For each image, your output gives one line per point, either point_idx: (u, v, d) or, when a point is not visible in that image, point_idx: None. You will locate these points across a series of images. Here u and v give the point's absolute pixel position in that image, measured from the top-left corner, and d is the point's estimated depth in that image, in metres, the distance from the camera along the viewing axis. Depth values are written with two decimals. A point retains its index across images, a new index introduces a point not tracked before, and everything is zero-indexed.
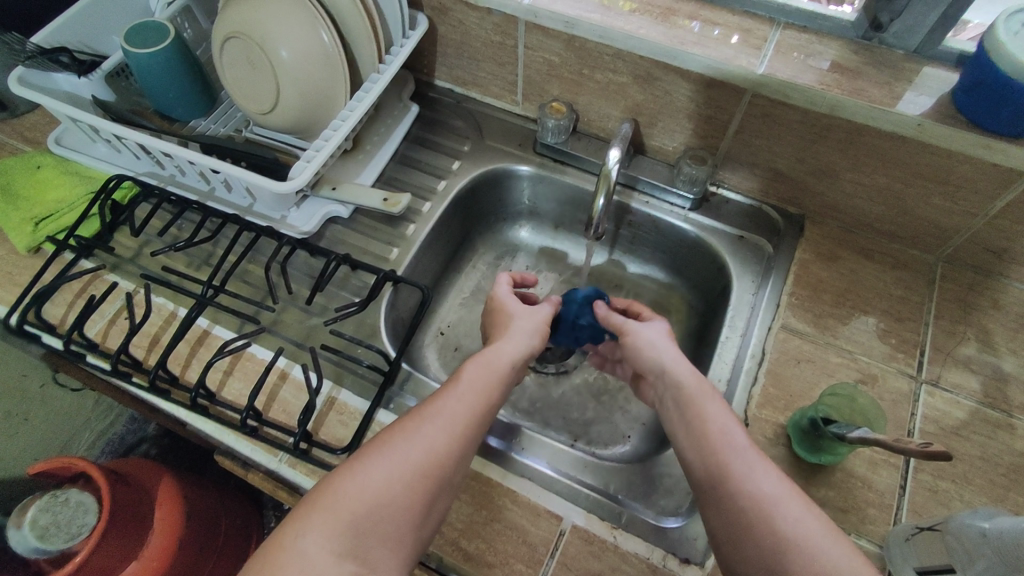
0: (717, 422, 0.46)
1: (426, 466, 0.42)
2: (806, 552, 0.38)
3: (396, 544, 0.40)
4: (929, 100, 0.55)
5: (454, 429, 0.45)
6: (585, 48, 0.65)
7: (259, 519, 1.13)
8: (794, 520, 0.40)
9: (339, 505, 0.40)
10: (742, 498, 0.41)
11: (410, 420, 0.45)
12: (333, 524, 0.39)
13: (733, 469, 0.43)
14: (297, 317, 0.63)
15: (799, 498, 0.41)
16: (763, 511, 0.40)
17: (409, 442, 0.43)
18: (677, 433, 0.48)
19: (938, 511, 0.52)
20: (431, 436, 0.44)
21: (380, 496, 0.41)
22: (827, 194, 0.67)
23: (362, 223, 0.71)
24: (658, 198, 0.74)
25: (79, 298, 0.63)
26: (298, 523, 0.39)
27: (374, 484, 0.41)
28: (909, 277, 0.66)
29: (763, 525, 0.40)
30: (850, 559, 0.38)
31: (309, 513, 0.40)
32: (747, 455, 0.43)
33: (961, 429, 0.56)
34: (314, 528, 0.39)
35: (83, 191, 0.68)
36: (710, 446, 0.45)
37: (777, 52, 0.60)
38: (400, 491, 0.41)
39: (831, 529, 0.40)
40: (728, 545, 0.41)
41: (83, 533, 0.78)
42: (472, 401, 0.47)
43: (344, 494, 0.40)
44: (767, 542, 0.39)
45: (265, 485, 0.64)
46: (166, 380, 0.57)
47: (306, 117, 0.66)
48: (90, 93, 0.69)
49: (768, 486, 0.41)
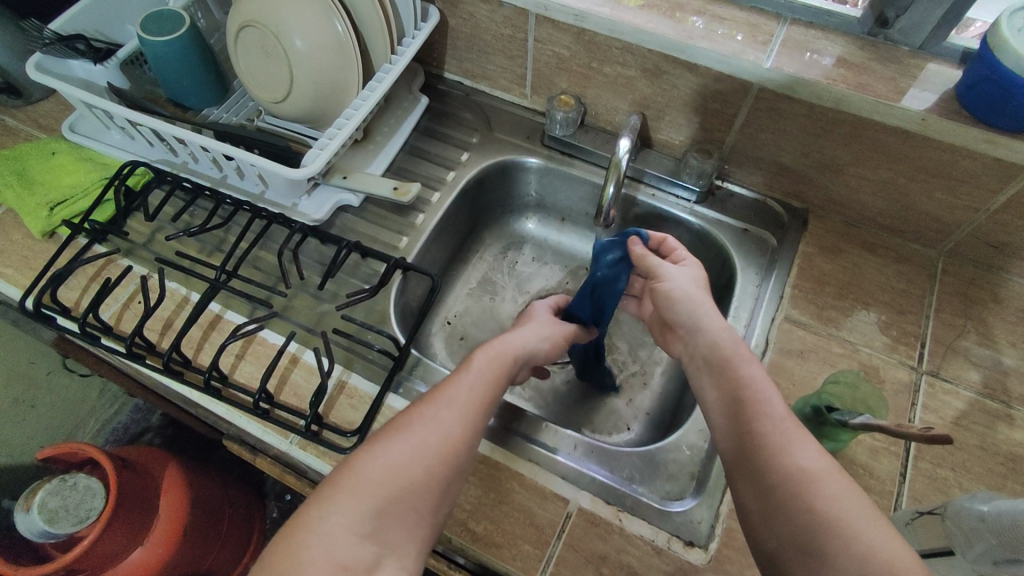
0: (755, 392, 0.45)
1: (442, 450, 0.43)
2: (838, 528, 0.37)
3: (416, 525, 0.41)
4: (933, 96, 0.56)
5: (471, 413, 0.46)
6: (595, 41, 0.66)
7: (261, 508, 1.14)
8: (831, 498, 0.38)
9: (358, 488, 0.40)
10: (776, 472, 0.40)
11: (426, 404, 0.46)
12: (354, 508, 0.39)
13: (772, 441, 0.42)
14: (308, 302, 0.64)
15: (838, 476, 0.40)
16: (797, 485, 0.39)
17: (427, 427, 0.44)
18: (711, 401, 0.48)
19: (938, 498, 0.53)
20: (447, 419, 0.45)
21: (398, 479, 0.41)
22: (831, 188, 0.68)
23: (372, 212, 0.72)
24: (665, 191, 0.75)
25: (93, 282, 0.64)
26: (319, 507, 0.40)
27: (393, 467, 0.41)
28: (910, 271, 0.67)
29: (800, 500, 0.39)
30: (889, 541, 0.36)
31: (331, 496, 0.40)
32: (784, 428, 0.43)
33: (960, 419, 0.57)
34: (336, 510, 0.39)
35: (97, 177, 0.69)
36: (744, 420, 0.44)
37: (785, 47, 0.61)
38: (419, 475, 0.42)
39: (872, 512, 0.38)
40: (759, 517, 0.41)
41: (91, 517, 0.79)
42: (487, 385, 0.48)
43: (364, 478, 0.41)
44: (802, 517, 0.38)
45: (273, 469, 0.65)
46: (180, 362, 0.58)
47: (318, 106, 0.67)
48: (105, 80, 0.70)
49: (807, 462, 0.40)
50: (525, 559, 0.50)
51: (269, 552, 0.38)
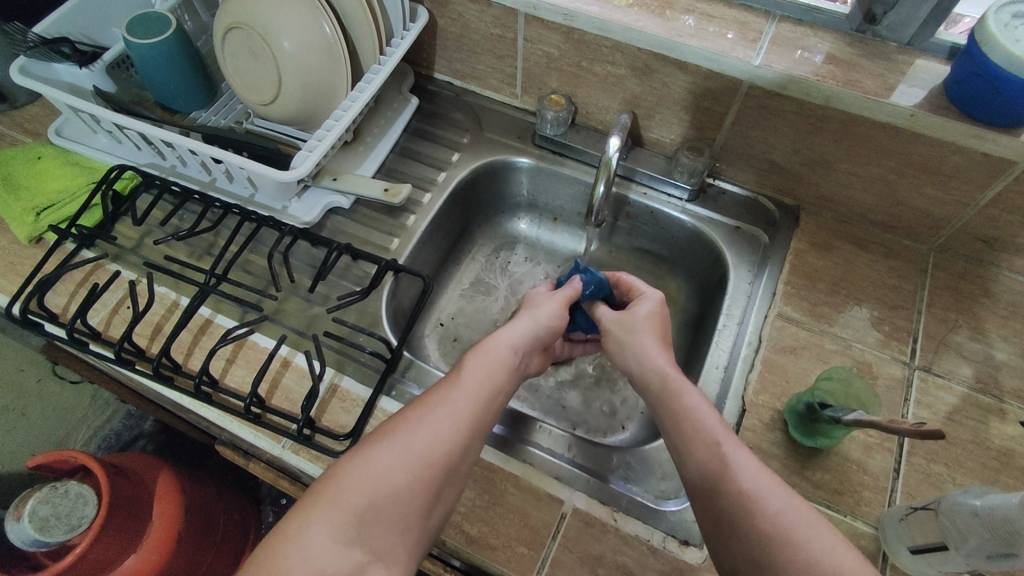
0: (693, 417, 0.46)
1: (429, 456, 0.43)
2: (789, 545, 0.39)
3: (402, 532, 0.41)
4: (921, 92, 0.56)
5: (461, 418, 0.45)
6: (584, 40, 0.66)
7: (254, 513, 1.14)
8: (775, 513, 0.41)
9: (342, 496, 0.40)
10: (723, 497, 0.42)
11: (415, 408, 0.45)
12: (339, 514, 0.39)
13: (713, 465, 0.43)
14: (299, 305, 0.64)
15: (781, 491, 0.42)
16: (746, 506, 0.41)
17: (414, 432, 0.43)
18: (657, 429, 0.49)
19: (932, 494, 0.53)
20: (436, 426, 0.44)
21: (384, 486, 0.41)
22: (821, 185, 0.69)
23: (363, 214, 0.72)
24: (656, 189, 0.75)
25: (81, 287, 0.63)
26: (302, 514, 0.39)
27: (378, 475, 0.41)
28: (902, 267, 0.67)
29: (748, 521, 0.41)
30: (833, 547, 0.39)
31: (314, 505, 0.40)
32: (728, 450, 0.44)
33: (953, 414, 0.57)
34: (318, 519, 0.39)
35: (84, 181, 0.68)
36: (690, 445, 0.45)
37: (773, 44, 0.61)
38: (407, 483, 0.41)
39: (813, 517, 0.41)
40: (714, 538, 0.42)
41: (83, 525, 0.79)
42: (479, 389, 0.47)
43: (349, 485, 0.40)
44: (755, 538, 0.40)
45: (266, 474, 0.64)
46: (170, 367, 0.57)
47: (307, 108, 0.67)
48: (91, 84, 0.69)
49: (751, 481, 0.42)
50: (519, 561, 0.50)
51: (248, 563, 0.37)
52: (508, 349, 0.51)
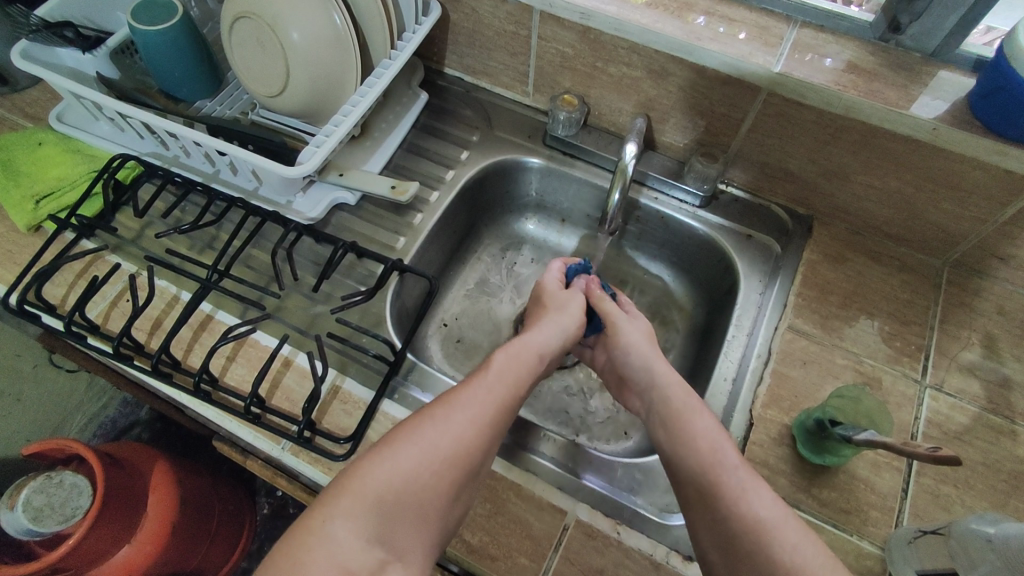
0: (708, 440, 0.46)
1: (454, 456, 0.42)
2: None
3: (422, 531, 0.40)
4: (944, 104, 0.55)
5: (485, 418, 0.44)
6: (600, 40, 0.64)
7: (248, 504, 1.14)
8: (790, 547, 0.40)
9: (367, 489, 0.39)
10: (736, 523, 0.41)
11: (439, 406, 0.44)
12: (364, 510, 0.39)
13: (727, 490, 0.42)
14: (301, 304, 0.63)
15: (794, 523, 0.41)
16: (756, 536, 0.40)
17: (439, 430, 0.42)
18: (663, 446, 0.48)
19: (940, 516, 0.52)
20: (461, 426, 0.43)
21: (409, 480, 0.40)
22: (836, 195, 0.67)
23: (369, 211, 0.70)
24: (667, 194, 0.74)
25: (80, 278, 0.62)
26: (327, 507, 0.39)
27: (403, 469, 0.40)
28: (915, 281, 0.66)
29: (760, 552, 0.40)
30: None
31: (338, 496, 0.39)
32: (740, 475, 0.43)
33: (963, 434, 0.57)
34: (343, 513, 0.38)
35: (85, 169, 0.67)
36: (698, 471, 0.44)
37: (794, 51, 0.59)
38: (432, 478, 0.41)
39: (828, 557, 0.39)
40: (723, 565, 0.42)
41: (77, 516, 0.77)
42: (503, 386, 0.47)
43: (374, 477, 0.40)
44: (762, 570, 0.39)
45: (265, 472, 0.64)
46: (169, 364, 0.56)
47: (314, 101, 0.65)
48: (94, 69, 0.68)
49: (763, 509, 0.41)
50: (520, 572, 0.49)
51: (270, 556, 0.36)
52: (533, 350, 0.51)
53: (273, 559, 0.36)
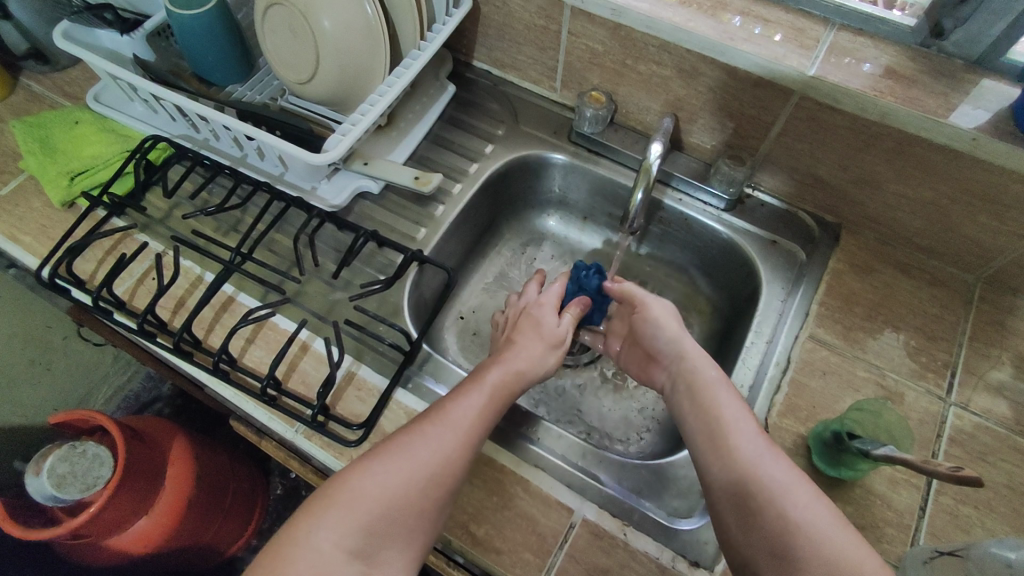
0: (730, 410, 0.50)
1: (434, 472, 0.45)
2: (808, 535, 0.41)
3: (405, 545, 0.43)
4: (986, 114, 0.53)
5: (462, 435, 0.47)
6: (630, 38, 0.63)
7: (263, 484, 1.16)
8: (803, 506, 0.42)
9: (352, 504, 0.42)
10: (751, 482, 0.44)
11: (423, 422, 0.47)
12: (346, 523, 0.42)
13: (745, 454, 0.46)
14: (321, 289, 0.63)
15: (808, 486, 0.44)
16: (771, 496, 0.43)
17: (421, 446, 0.45)
18: (687, 416, 0.52)
19: (959, 537, 0.51)
20: (439, 441, 0.46)
21: (390, 496, 0.43)
22: (866, 204, 0.66)
23: (391, 200, 0.71)
24: (692, 196, 0.73)
25: (109, 255, 0.64)
26: (312, 519, 0.42)
27: (385, 485, 0.44)
28: (945, 295, 0.65)
29: (772, 510, 0.43)
30: (858, 547, 0.40)
31: (324, 510, 0.42)
32: (756, 443, 0.47)
33: (987, 454, 0.55)
34: (326, 524, 0.42)
35: (118, 148, 0.68)
36: (720, 436, 0.48)
37: (830, 53, 0.58)
38: (411, 497, 0.44)
39: (840, 519, 0.42)
40: (736, 525, 0.44)
41: (98, 485, 0.78)
42: (481, 409, 0.49)
43: (355, 494, 0.43)
44: (777, 526, 0.42)
45: (278, 454, 0.65)
46: (190, 342, 0.57)
47: (343, 89, 0.66)
48: (131, 51, 0.69)
49: (778, 472, 0.44)
50: (525, 567, 0.50)
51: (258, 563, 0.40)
52: (513, 372, 0.54)
53: (259, 565, 0.40)
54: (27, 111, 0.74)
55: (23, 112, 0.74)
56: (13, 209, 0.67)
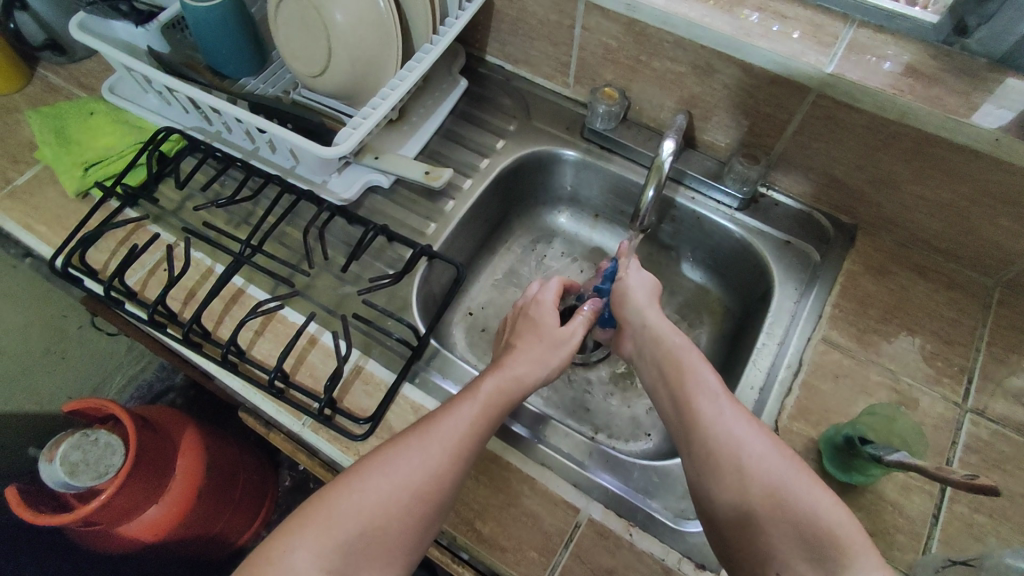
0: (693, 369, 0.50)
1: (420, 486, 0.45)
2: (777, 496, 0.42)
3: (387, 562, 0.44)
4: (1009, 114, 0.51)
5: (452, 452, 0.47)
6: (645, 33, 0.63)
7: (271, 475, 1.17)
8: (760, 457, 0.44)
9: (332, 523, 0.43)
10: (713, 440, 0.45)
11: (412, 436, 0.47)
12: (325, 542, 0.43)
13: (707, 412, 0.47)
14: (330, 283, 0.63)
15: (764, 436, 0.45)
16: (731, 452, 0.44)
17: (408, 460, 0.46)
18: (655, 377, 0.53)
19: (972, 546, 0.50)
20: (427, 458, 0.46)
21: (371, 513, 0.44)
22: (883, 205, 0.64)
23: (401, 195, 0.71)
24: (705, 195, 0.72)
25: (121, 246, 0.64)
26: (291, 536, 0.43)
27: (370, 502, 0.44)
28: (963, 299, 0.63)
29: (734, 465, 0.44)
30: (814, 493, 0.42)
31: (304, 528, 0.43)
32: (718, 402, 0.47)
33: (1004, 462, 0.54)
34: (304, 543, 0.43)
35: (132, 140, 0.69)
36: (689, 413, 0.48)
37: (848, 51, 0.57)
38: (395, 516, 0.44)
39: (797, 466, 0.43)
40: (699, 481, 0.45)
41: (109, 473, 0.79)
42: (473, 420, 0.49)
43: (337, 513, 0.44)
44: (738, 481, 0.43)
45: (285, 446, 0.65)
46: (199, 334, 0.58)
47: (354, 83, 0.66)
48: (146, 43, 0.70)
49: (738, 429, 0.45)
50: (529, 565, 0.49)
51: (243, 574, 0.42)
52: (515, 379, 0.52)
53: None
54: (44, 101, 0.75)
55: (40, 103, 0.75)
56: (29, 199, 0.68)
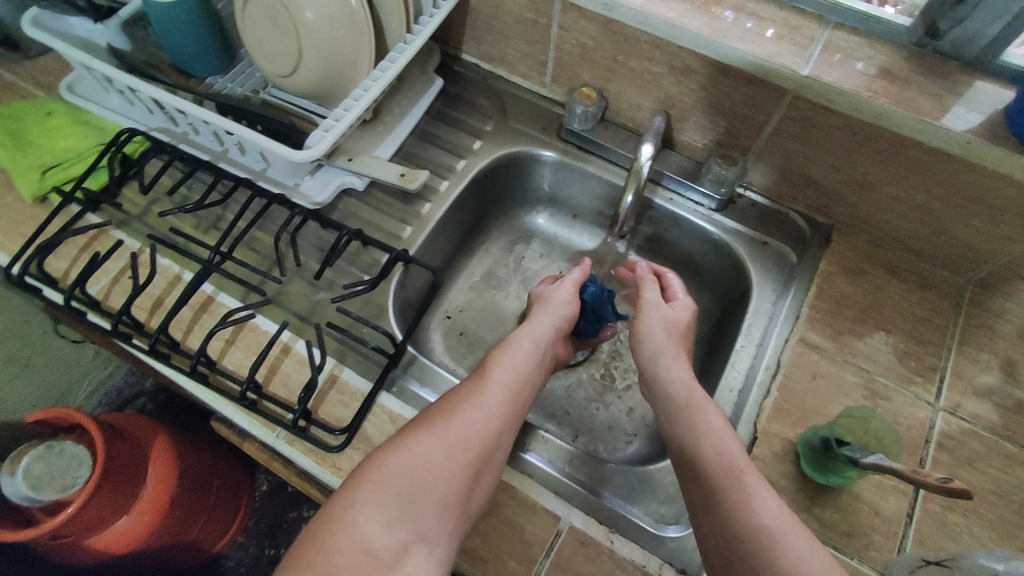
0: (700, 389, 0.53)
1: (466, 442, 0.47)
2: (750, 520, 0.43)
3: (443, 515, 0.44)
4: (979, 117, 0.52)
5: (491, 409, 0.50)
6: (622, 33, 0.62)
7: (249, 481, 1.15)
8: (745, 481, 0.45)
9: (387, 478, 0.44)
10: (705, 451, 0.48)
11: (449, 401, 0.50)
12: (381, 496, 0.43)
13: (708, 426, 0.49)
14: (303, 290, 0.62)
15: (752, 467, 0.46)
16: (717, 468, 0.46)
17: (450, 421, 0.48)
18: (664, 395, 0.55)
19: (945, 544, 0.51)
20: (471, 415, 0.49)
21: (422, 470, 0.45)
22: (858, 206, 0.65)
23: (376, 198, 0.69)
24: (682, 195, 0.72)
25: (83, 253, 0.62)
26: (349, 497, 0.43)
27: (418, 460, 0.45)
28: (935, 298, 0.64)
29: (717, 481, 0.46)
30: (787, 533, 0.42)
31: (360, 487, 0.44)
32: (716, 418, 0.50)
33: (975, 460, 0.55)
34: (363, 500, 0.43)
35: (93, 141, 0.66)
36: (691, 416, 0.51)
37: (824, 53, 0.56)
38: (445, 467, 0.45)
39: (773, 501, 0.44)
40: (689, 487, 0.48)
41: (76, 486, 0.76)
42: (507, 386, 0.52)
43: (390, 470, 0.45)
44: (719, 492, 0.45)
45: (260, 455, 0.63)
46: (167, 344, 0.56)
47: (326, 84, 0.64)
48: (106, 41, 0.67)
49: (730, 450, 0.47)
50: None
51: (303, 538, 0.42)
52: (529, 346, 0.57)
53: (304, 542, 0.42)
54: None
55: None
56: None
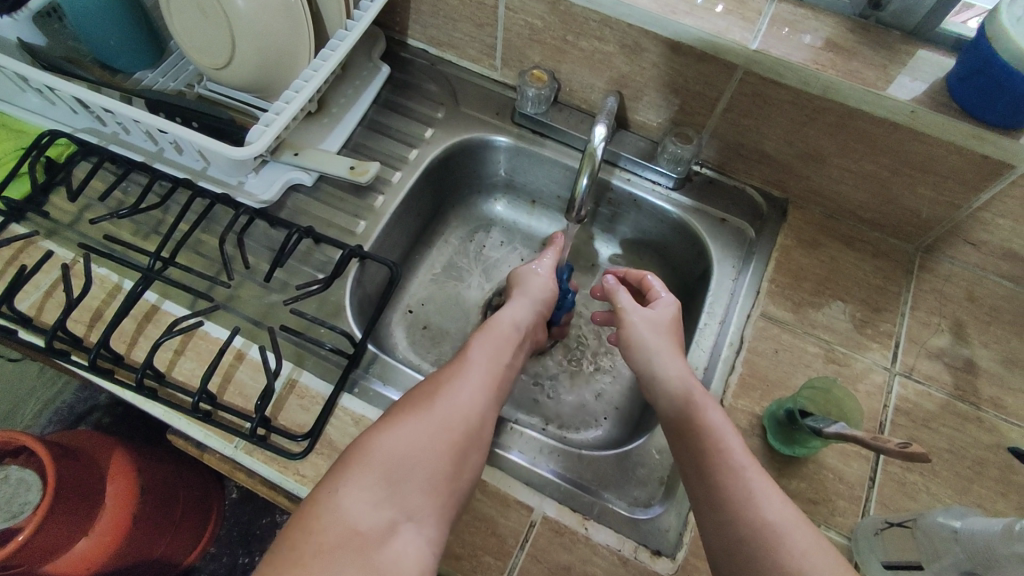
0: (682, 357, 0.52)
1: (451, 422, 0.45)
2: (739, 482, 0.42)
3: (431, 491, 0.42)
4: (922, 86, 0.53)
5: (474, 389, 0.48)
6: (570, 12, 0.60)
7: (216, 491, 1.12)
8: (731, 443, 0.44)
9: (373, 458, 0.42)
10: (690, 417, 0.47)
11: (432, 384, 0.48)
12: (368, 475, 0.41)
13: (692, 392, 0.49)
14: (255, 293, 0.59)
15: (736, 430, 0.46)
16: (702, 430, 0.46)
17: (434, 401, 0.46)
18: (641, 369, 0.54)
19: (906, 504, 0.52)
20: (454, 395, 0.47)
21: (408, 449, 0.43)
22: (811, 178, 0.66)
23: (326, 192, 0.66)
24: (640, 175, 0.72)
25: (9, 267, 0.58)
26: (334, 480, 0.41)
27: (403, 439, 0.43)
28: (887, 266, 0.66)
29: (704, 444, 0.45)
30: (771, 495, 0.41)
31: (347, 470, 0.42)
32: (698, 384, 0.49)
33: (930, 421, 0.57)
34: (349, 481, 0.41)
35: (11, 146, 0.62)
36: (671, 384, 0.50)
37: (771, 26, 0.56)
38: (431, 446, 0.44)
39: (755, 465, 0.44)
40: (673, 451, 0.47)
41: (26, 512, 0.72)
42: (490, 365, 0.51)
43: (375, 450, 0.43)
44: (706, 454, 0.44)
45: (221, 467, 0.61)
46: (109, 358, 0.52)
47: (264, 76, 0.61)
48: (16, 35, 0.61)
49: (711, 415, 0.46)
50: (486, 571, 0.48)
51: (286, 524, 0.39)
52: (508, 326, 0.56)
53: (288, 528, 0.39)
54: None
55: None
56: None
